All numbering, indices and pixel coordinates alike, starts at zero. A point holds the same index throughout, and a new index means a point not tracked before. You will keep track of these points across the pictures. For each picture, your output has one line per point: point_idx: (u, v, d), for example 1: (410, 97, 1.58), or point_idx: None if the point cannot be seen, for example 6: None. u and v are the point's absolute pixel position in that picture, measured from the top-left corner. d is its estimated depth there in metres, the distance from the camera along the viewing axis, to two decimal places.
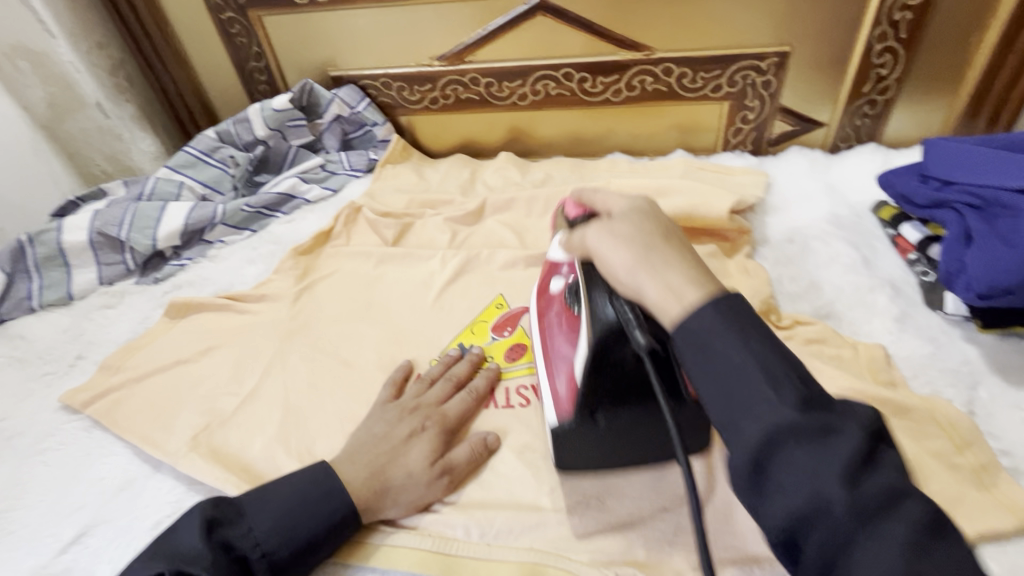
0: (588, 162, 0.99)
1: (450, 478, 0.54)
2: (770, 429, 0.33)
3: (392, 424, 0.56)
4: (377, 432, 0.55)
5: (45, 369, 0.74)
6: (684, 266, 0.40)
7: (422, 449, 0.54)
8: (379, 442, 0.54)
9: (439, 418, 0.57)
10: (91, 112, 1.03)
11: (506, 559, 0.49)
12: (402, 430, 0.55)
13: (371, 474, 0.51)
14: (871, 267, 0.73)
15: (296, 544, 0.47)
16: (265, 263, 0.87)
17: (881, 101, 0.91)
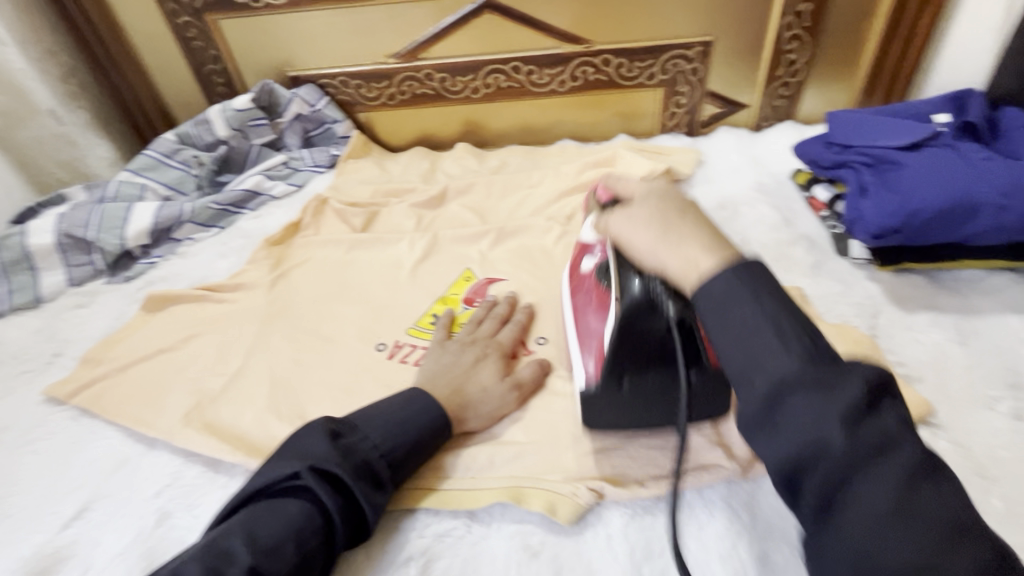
0: (540, 149, 1.07)
1: (521, 392, 0.62)
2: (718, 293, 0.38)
3: (458, 354, 0.63)
4: (449, 361, 0.62)
5: (22, 367, 0.75)
6: (702, 237, 0.42)
7: (493, 370, 0.62)
8: (452, 366, 0.62)
9: (499, 347, 0.65)
10: (43, 119, 1.02)
11: (492, 487, 0.56)
12: (470, 357, 0.63)
13: (452, 388, 0.59)
14: (791, 225, 0.83)
15: (407, 444, 0.54)
16: (237, 255, 0.90)
17: (794, 83, 1.03)
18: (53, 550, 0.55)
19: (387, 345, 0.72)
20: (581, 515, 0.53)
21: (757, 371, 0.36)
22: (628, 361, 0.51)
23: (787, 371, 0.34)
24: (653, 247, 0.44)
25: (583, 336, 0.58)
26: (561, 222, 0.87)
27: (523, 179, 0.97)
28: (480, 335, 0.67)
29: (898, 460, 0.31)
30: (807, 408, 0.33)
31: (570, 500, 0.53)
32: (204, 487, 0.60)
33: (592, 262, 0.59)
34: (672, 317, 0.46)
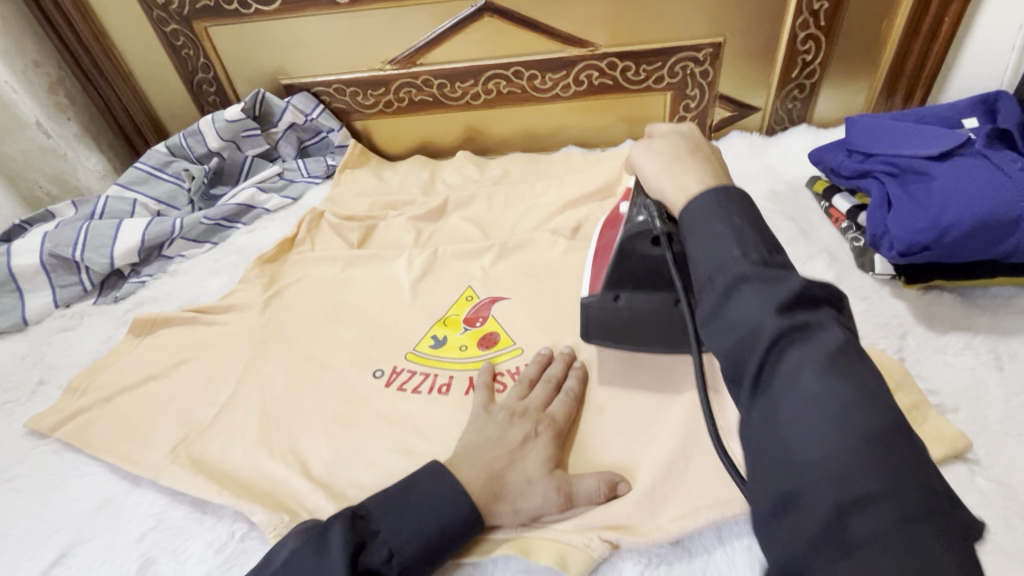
0: (543, 156, 1.03)
1: (567, 497, 0.52)
2: (744, 292, 0.36)
3: (501, 428, 0.55)
4: (491, 436, 0.55)
5: (5, 396, 0.72)
6: (701, 172, 0.46)
7: (540, 458, 0.53)
8: (492, 443, 0.54)
9: (551, 426, 0.56)
10: (31, 133, 0.99)
11: (496, 538, 0.52)
12: (515, 436, 0.54)
13: (486, 472, 0.51)
14: (809, 237, 0.79)
15: (426, 552, 0.47)
16: (229, 273, 0.87)
17: (809, 84, 0.99)
18: None
19: (384, 371, 0.69)
20: (592, 567, 0.50)
21: (825, 464, 0.31)
22: (624, 283, 0.58)
23: (818, 402, 0.32)
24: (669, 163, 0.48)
25: (602, 257, 0.62)
26: (567, 235, 0.84)
27: (526, 189, 0.93)
28: (532, 405, 0.58)
29: (940, 512, 0.29)
30: (808, 427, 0.32)
31: (581, 550, 0.50)
32: (190, 530, 0.56)
33: (627, 204, 0.62)
34: (657, 232, 0.53)
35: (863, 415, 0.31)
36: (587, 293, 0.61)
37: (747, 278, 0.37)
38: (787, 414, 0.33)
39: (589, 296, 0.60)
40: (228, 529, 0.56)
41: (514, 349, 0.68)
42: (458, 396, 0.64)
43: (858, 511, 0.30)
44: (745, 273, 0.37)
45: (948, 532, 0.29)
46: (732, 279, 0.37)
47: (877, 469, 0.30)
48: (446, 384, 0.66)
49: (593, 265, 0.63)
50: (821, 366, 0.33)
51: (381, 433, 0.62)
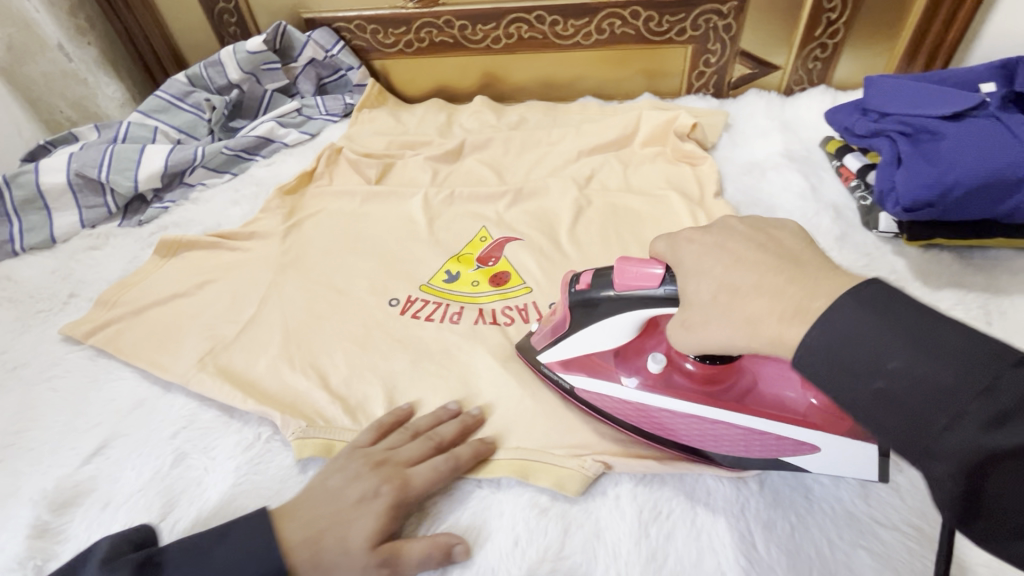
0: (560, 105, 1.03)
1: (392, 575, 0.46)
2: (851, 346, 0.33)
3: (348, 481, 0.50)
4: (335, 487, 0.50)
5: (38, 305, 0.75)
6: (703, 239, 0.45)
7: (370, 524, 0.47)
8: (333, 498, 0.49)
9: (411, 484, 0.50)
10: (53, 56, 1.00)
11: (497, 460, 0.55)
12: (356, 492, 0.49)
13: (310, 531, 0.46)
14: (817, 194, 0.81)
15: None
16: (250, 203, 0.89)
17: (831, 44, 0.98)
18: (72, 484, 0.57)
19: (399, 301, 0.72)
20: (588, 489, 0.53)
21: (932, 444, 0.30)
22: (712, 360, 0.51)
23: (905, 388, 0.31)
24: (725, 276, 0.41)
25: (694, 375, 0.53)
26: (580, 182, 0.85)
27: (542, 136, 0.94)
28: (393, 458, 0.52)
29: None
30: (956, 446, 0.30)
31: (576, 471, 0.53)
32: (219, 431, 0.60)
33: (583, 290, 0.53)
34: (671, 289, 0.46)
35: (941, 376, 0.30)
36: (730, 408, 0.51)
37: (844, 324, 0.34)
38: (877, 409, 0.32)
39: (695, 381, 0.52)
40: (255, 430, 0.61)
41: (524, 285, 0.72)
42: (468, 325, 0.68)
43: (990, 472, 0.29)
44: (847, 352, 0.33)
45: None
46: (824, 350, 0.34)
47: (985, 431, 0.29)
48: (457, 314, 0.69)
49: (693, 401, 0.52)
50: (927, 367, 0.31)
51: (397, 354, 0.65)
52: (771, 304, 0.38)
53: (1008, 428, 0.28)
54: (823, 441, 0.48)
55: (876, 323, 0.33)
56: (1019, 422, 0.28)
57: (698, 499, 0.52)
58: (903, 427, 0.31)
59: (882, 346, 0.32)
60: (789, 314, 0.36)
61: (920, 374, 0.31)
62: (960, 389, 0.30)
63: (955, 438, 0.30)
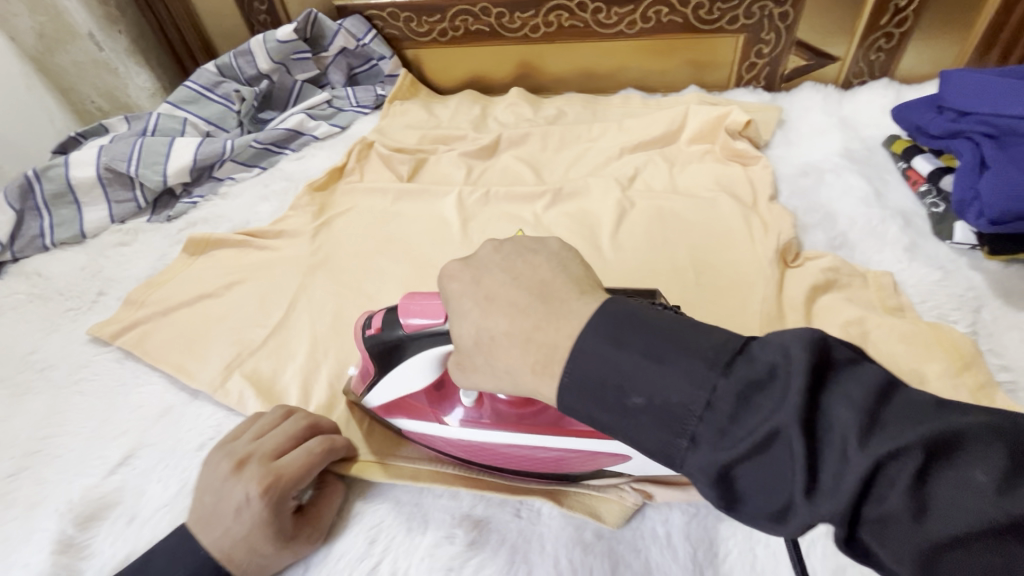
0: (600, 98, 0.98)
1: (319, 532, 0.50)
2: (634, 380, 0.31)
3: (225, 490, 0.46)
4: (218, 499, 0.46)
5: (68, 304, 0.74)
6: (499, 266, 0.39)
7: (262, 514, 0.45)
8: (217, 511, 0.46)
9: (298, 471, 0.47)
10: (83, 44, 0.98)
11: (531, 486, 0.52)
12: (234, 499, 0.45)
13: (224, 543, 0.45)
14: (882, 200, 0.75)
15: None
16: (279, 199, 0.87)
17: (898, 34, 0.90)
18: (98, 496, 0.55)
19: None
20: (632, 523, 0.49)
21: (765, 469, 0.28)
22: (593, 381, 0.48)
23: (678, 404, 0.30)
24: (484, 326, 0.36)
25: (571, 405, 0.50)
26: (623, 182, 0.81)
27: (582, 131, 0.89)
28: (260, 453, 0.48)
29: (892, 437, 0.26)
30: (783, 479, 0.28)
31: (614, 501, 0.50)
32: None
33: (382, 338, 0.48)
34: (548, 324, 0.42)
35: (675, 394, 0.30)
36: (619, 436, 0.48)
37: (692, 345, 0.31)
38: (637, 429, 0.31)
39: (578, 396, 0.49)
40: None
41: None
42: None
43: (797, 492, 0.27)
44: (605, 377, 0.32)
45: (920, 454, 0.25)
46: (587, 377, 0.32)
47: (796, 451, 0.27)
48: None
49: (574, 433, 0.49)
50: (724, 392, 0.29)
51: None
52: (523, 353, 0.35)
53: (745, 427, 0.28)
54: None
55: (642, 360, 0.31)
56: (761, 429, 0.28)
57: (757, 538, 0.47)
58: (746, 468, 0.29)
59: (630, 373, 0.31)
60: (537, 365, 0.34)
61: (663, 395, 0.30)
62: (693, 408, 0.29)
63: (793, 480, 0.27)
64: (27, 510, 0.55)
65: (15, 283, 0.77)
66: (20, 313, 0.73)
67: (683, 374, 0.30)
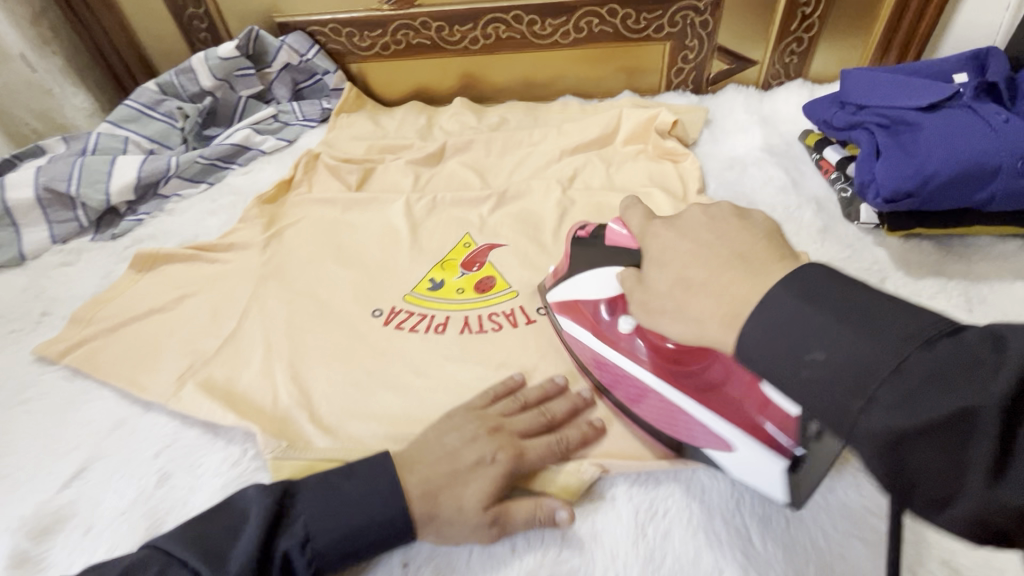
0: (541, 105, 1.03)
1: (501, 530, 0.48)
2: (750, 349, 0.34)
3: (453, 446, 0.51)
4: (449, 446, 0.51)
5: (8, 326, 0.73)
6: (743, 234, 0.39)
7: (429, 475, 0.49)
8: (446, 467, 0.49)
9: (516, 446, 0.51)
10: (14, 66, 0.95)
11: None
12: (471, 455, 0.50)
13: (418, 501, 0.47)
14: (799, 188, 0.82)
15: (339, 539, 0.46)
16: (228, 212, 0.87)
17: (806, 39, 0.99)
18: (50, 511, 0.55)
19: (383, 311, 0.70)
20: (584, 490, 0.52)
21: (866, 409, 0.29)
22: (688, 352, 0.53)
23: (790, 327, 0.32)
24: (682, 267, 0.39)
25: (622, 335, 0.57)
26: (562, 181, 0.85)
27: (523, 136, 0.94)
28: (509, 428, 0.53)
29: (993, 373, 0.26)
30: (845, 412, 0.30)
31: (572, 472, 0.52)
32: (203, 449, 0.59)
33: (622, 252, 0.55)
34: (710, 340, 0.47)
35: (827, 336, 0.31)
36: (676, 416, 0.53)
37: (775, 307, 0.33)
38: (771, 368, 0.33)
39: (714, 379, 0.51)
40: (240, 450, 0.59)
41: (512, 289, 0.71)
42: (456, 335, 0.67)
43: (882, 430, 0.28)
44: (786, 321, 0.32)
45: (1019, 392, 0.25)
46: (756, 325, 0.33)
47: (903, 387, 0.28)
48: (442, 325, 0.68)
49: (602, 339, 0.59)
50: (790, 352, 0.32)
51: (384, 365, 0.65)
52: (716, 305, 0.36)
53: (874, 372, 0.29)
54: (738, 443, 0.46)
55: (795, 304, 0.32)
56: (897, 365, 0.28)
57: (692, 496, 0.52)
58: (812, 402, 0.31)
59: (804, 332, 0.31)
60: (726, 315, 0.35)
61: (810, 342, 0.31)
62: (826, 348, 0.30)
63: (826, 379, 0.30)
64: None
65: None
66: None
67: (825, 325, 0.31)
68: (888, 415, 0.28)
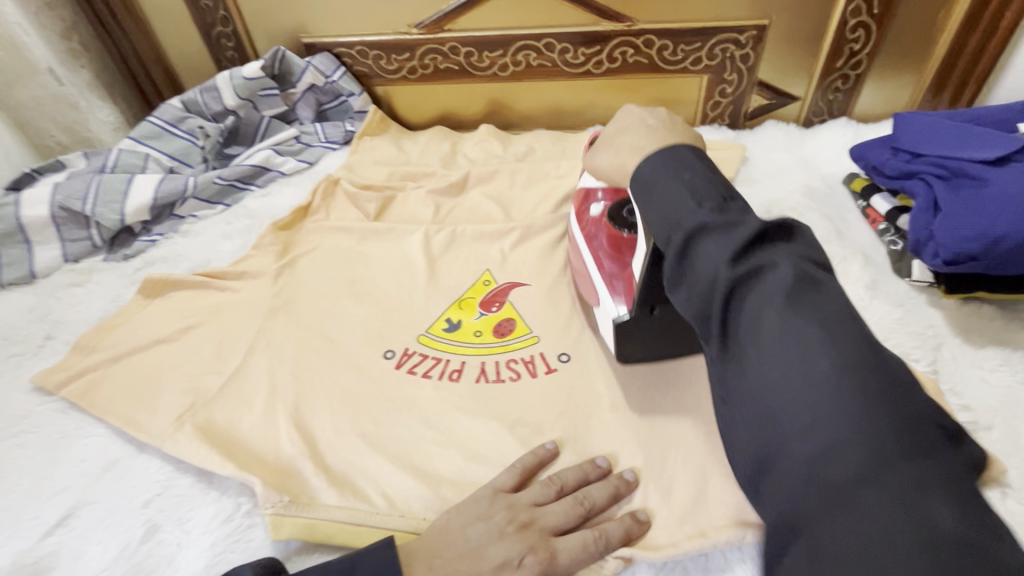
0: (569, 135, 0.99)
1: None
2: (741, 258, 0.36)
3: (482, 538, 0.46)
4: (472, 542, 0.46)
5: (11, 350, 0.71)
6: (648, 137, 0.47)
7: (446, 571, 0.44)
8: (464, 564, 0.44)
9: (545, 546, 0.46)
10: (43, 79, 0.96)
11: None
12: (495, 557, 0.44)
13: None
14: (844, 237, 0.76)
15: None
16: (242, 237, 0.85)
17: (853, 76, 0.94)
18: (31, 561, 0.51)
19: (395, 353, 0.67)
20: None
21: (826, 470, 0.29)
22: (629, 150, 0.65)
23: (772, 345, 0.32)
24: (620, 141, 0.49)
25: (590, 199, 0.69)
26: None
27: (550, 169, 0.90)
28: (540, 523, 0.47)
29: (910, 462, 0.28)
30: (828, 384, 0.31)
31: (598, 571, 0.47)
32: (195, 499, 0.55)
33: (601, 207, 0.68)
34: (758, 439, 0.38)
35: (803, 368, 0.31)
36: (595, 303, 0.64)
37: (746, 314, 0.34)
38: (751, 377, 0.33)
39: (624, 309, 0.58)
40: (234, 503, 0.55)
41: (533, 336, 0.67)
42: (470, 383, 0.63)
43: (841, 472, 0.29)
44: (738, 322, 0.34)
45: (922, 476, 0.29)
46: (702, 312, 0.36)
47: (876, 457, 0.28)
48: (457, 371, 0.64)
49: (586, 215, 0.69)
50: (815, 320, 0.34)
51: (392, 413, 0.61)
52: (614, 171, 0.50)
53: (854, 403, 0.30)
54: (600, 301, 0.62)
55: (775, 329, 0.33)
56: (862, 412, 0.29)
57: None
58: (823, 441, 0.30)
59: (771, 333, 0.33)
60: (690, 213, 0.38)
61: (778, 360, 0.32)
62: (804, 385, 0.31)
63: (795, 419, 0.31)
64: None
65: None
66: None
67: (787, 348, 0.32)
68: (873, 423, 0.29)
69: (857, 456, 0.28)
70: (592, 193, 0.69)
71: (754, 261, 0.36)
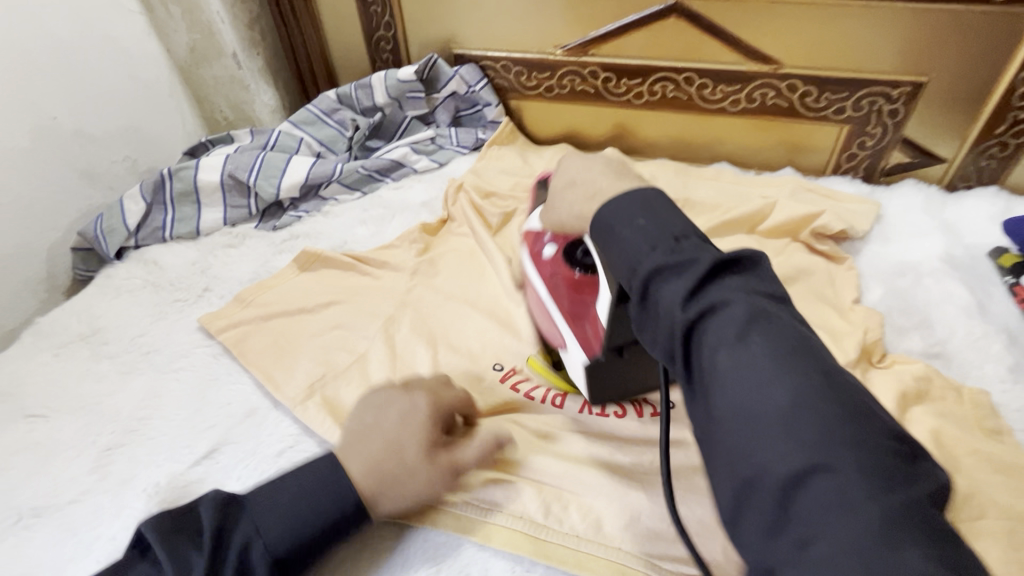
0: (693, 169, 1.00)
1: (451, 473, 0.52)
2: (624, 221, 0.42)
3: (382, 409, 0.53)
4: (369, 422, 0.52)
5: (176, 295, 0.81)
6: (596, 186, 0.50)
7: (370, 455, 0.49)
8: (373, 427, 0.51)
9: (428, 390, 0.55)
10: (226, 62, 1.07)
11: (597, 557, 0.51)
12: (396, 415, 0.52)
13: (368, 463, 0.49)
14: (986, 313, 0.72)
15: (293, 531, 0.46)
16: (376, 224, 0.92)
17: (1013, 145, 0.87)
18: (182, 484, 0.58)
19: (503, 367, 0.69)
20: None
21: (749, 405, 0.34)
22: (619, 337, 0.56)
23: (689, 303, 0.37)
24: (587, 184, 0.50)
25: (540, 265, 0.67)
26: None
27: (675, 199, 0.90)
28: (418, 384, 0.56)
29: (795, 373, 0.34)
30: (763, 387, 0.34)
31: None
32: (320, 458, 0.61)
33: (553, 250, 0.66)
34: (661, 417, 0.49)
35: (708, 300, 0.37)
36: (585, 358, 0.59)
37: (662, 265, 0.39)
38: (654, 320, 0.39)
39: (594, 358, 0.57)
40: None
41: None
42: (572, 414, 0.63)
43: (726, 377, 0.35)
44: (657, 268, 0.39)
45: (788, 370, 0.34)
46: (642, 275, 0.39)
47: (723, 339, 0.35)
48: (560, 397, 0.65)
49: (540, 259, 0.67)
50: (734, 326, 0.35)
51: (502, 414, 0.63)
52: (596, 196, 0.49)
53: (750, 335, 0.35)
54: (574, 354, 0.61)
55: (682, 274, 0.38)
56: (762, 339, 0.35)
57: None
58: (728, 370, 0.35)
59: (674, 281, 0.38)
60: (591, 199, 0.49)
61: (689, 305, 0.37)
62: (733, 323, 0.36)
63: (715, 336, 0.36)
64: (117, 485, 0.59)
65: (134, 269, 0.84)
66: (136, 297, 0.80)
67: (699, 275, 0.38)
68: (823, 428, 0.32)
69: (747, 381, 0.34)
70: (541, 235, 0.68)
71: (639, 218, 0.41)
